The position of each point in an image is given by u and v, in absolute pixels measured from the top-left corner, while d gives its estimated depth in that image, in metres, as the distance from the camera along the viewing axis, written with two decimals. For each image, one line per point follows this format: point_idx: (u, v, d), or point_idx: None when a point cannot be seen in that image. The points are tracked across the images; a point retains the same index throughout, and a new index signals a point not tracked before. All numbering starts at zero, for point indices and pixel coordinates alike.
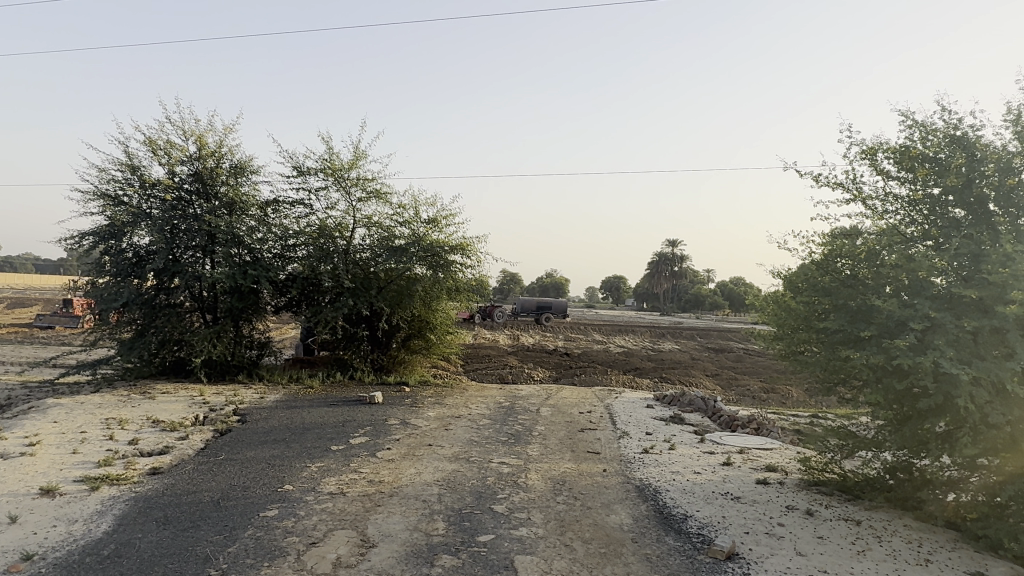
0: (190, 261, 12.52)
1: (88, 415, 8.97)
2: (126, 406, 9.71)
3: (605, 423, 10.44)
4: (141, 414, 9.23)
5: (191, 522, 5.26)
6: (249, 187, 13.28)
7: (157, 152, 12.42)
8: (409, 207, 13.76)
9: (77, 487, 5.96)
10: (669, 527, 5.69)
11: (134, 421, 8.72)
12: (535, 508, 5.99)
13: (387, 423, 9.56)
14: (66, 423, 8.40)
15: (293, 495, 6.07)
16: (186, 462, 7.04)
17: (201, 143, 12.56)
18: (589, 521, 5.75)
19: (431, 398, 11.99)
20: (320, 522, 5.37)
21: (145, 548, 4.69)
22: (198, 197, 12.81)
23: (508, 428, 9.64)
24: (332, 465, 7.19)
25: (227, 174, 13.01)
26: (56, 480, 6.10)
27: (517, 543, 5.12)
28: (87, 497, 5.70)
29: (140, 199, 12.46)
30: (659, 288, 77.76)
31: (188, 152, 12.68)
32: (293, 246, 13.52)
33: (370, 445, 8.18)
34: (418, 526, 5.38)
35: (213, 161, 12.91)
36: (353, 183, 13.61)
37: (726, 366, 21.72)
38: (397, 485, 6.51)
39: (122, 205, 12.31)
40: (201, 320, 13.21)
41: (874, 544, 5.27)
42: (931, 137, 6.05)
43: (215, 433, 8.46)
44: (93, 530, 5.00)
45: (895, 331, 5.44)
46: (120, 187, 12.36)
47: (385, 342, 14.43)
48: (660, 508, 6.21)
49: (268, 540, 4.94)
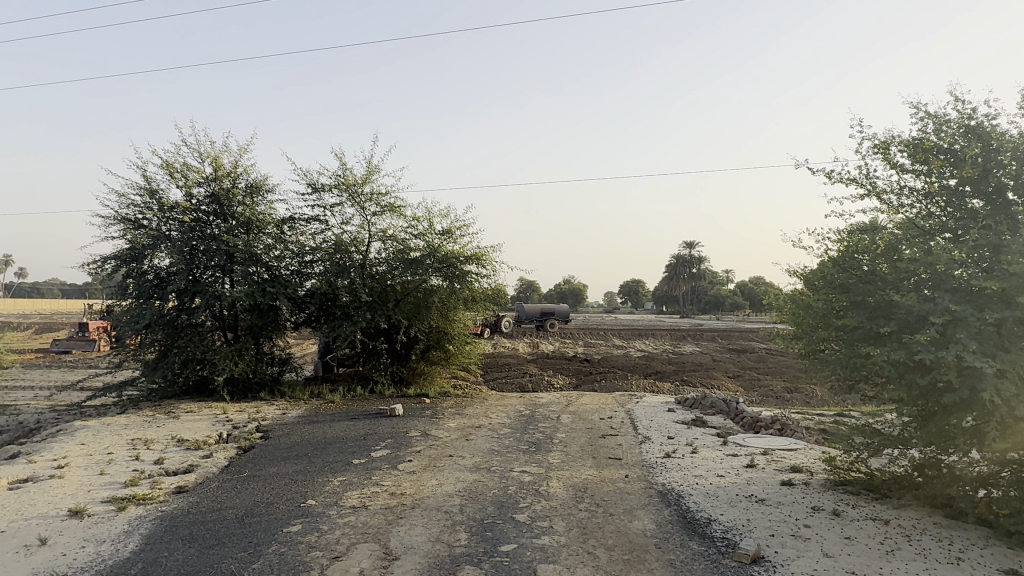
0: (210, 280, 12.70)
1: (115, 436, 9.10)
2: (151, 426, 9.84)
3: (627, 429, 10.37)
4: (166, 433, 9.34)
5: (216, 539, 5.32)
6: (265, 206, 13.43)
7: (175, 175, 12.63)
8: (423, 219, 13.83)
9: (105, 508, 6.04)
10: (693, 531, 5.63)
11: (159, 441, 8.84)
12: (557, 517, 5.96)
13: (408, 435, 9.59)
14: (93, 445, 8.54)
15: (316, 509, 6.11)
16: (211, 480, 7.13)
17: (216, 164, 12.74)
18: (612, 527, 5.71)
19: (451, 409, 12.02)
20: (344, 536, 5.41)
21: (172, 567, 4.75)
22: (216, 217, 12.99)
23: (529, 436, 9.64)
24: (354, 478, 7.23)
25: (243, 194, 13.19)
26: (85, 501, 6.20)
27: (539, 551, 5.11)
28: (114, 518, 5.78)
29: (160, 221, 12.66)
30: (678, 291, 77.17)
31: (204, 174, 12.88)
32: (310, 262, 13.66)
33: (392, 458, 8.21)
34: (440, 537, 5.38)
35: (229, 181, 13.09)
36: (367, 197, 13.73)
37: (749, 367, 21.50)
38: (418, 497, 6.53)
39: (143, 228, 12.52)
40: (222, 339, 13.36)
41: (904, 543, 5.18)
42: (945, 128, 5.97)
43: (239, 450, 8.55)
44: (121, 550, 5.07)
45: (916, 326, 5.35)
46: (139, 212, 12.56)
47: (404, 354, 14.48)
48: (684, 513, 6.15)
49: (292, 556, 4.97)
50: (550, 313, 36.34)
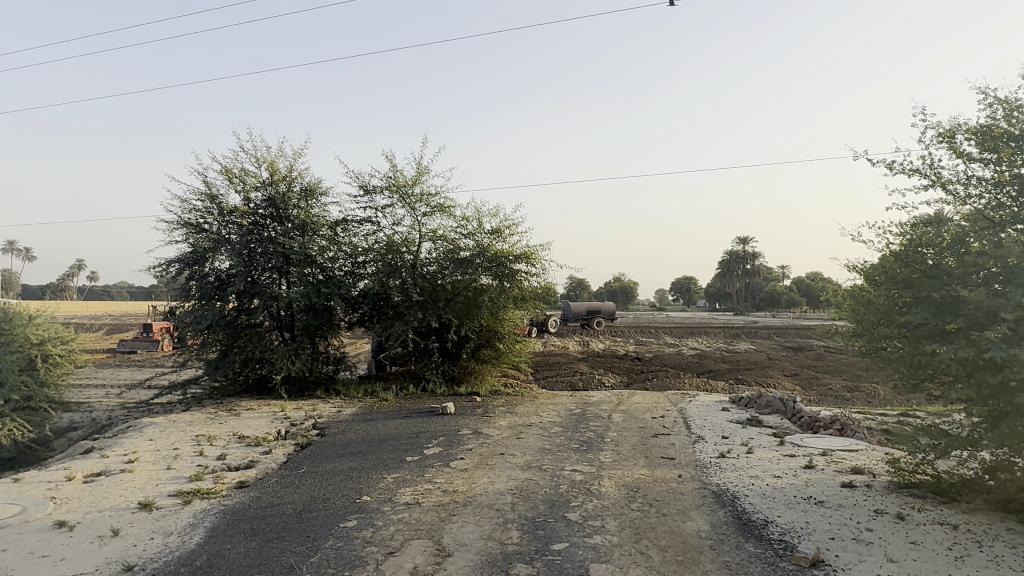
0: (268, 282, 13.08)
1: (180, 433, 9.47)
2: (214, 423, 10.20)
3: (679, 428, 10.23)
4: (228, 430, 9.68)
5: (275, 533, 5.49)
6: (319, 209, 13.76)
7: (234, 180, 13.05)
8: (473, 219, 13.93)
9: (171, 501, 6.30)
10: (748, 533, 5.52)
11: (221, 438, 9.15)
12: (609, 516, 5.93)
13: (459, 433, 9.68)
14: (160, 441, 8.91)
15: (371, 506, 6.23)
16: (270, 475, 7.35)
17: (272, 168, 13.12)
18: (665, 528, 5.65)
19: (502, 407, 12.08)
20: (397, 532, 5.49)
21: (234, 559, 4.92)
22: (272, 220, 13.37)
23: (580, 435, 9.60)
24: (407, 475, 7.34)
25: (298, 197, 13.55)
26: (153, 494, 6.47)
27: (591, 551, 5.09)
28: (180, 511, 6.02)
29: (220, 225, 13.11)
30: (732, 287, 75.61)
31: (261, 178, 13.28)
32: (363, 263, 13.93)
33: (444, 455, 8.30)
34: (492, 535, 5.42)
35: (285, 185, 13.47)
36: (417, 198, 13.91)
37: (806, 365, 20.90)
38: (470, 494, 6.58)
39: (204, 232, 12.99)
40: (280, 338, 13.74)
41: (974, 550, 4.95)
42: (1016, 114, 5.67)
43: (297, 447, 8.78)
44: (187, 542, 5.28)
45: (986, 322, 5.11)
46: (200, 216, 13.04)
47: (455, 353, 14.62)
48: (739, 514, 6.03)
49: (348, 550, 5.09)
50: (596, 312, 36.13)
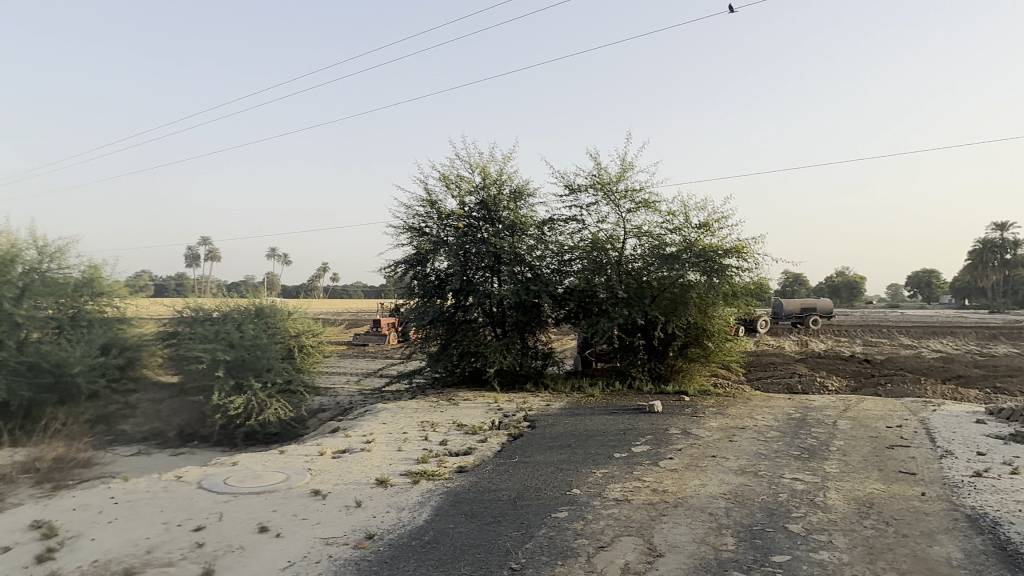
0: (482, 280, 13.87)
1: (408, 419, 10.42)
2: (436, 411, 11.07)
3: (923, 440, 9.07)
4: (448, 418, 10.45)
5: (493, 517, 5.82)
6: (527, 209, 14.31)
7: (450, 186, 14.04)
8: (679, 213, 13.56)
9: (403, 480, 6.97)
10: (1015, 566, 4.74)
11: (443, 425, 9.92)
12: (837, 532, 5.44)
13: (668, 432, 9.49)
14: (392, 425, 9.89)
15: (581, 499, 6.35)
16: (487, 462, 7.81)
17: (484, 173, 13.90)
18: (906, 550, 5.05)
19: (712, 408, 11.62)
20: (607, 527, 5.54)
21: (457, 538, 5.30)
22: (484, 222, 14.18)
23: (801, 442, 8.92)
24: (616, 472, 7.36)
25: (507, 200, 14.23)
26: (388, 472, 7.20)
27: (817, 567, 4.71)
28: (411, 489, 6.62)
29: (439, 229, 14.19)
30: (987, 281, 65.28)
31: (474, 183, 14.14)
32: (569, 261, 14.20)
33: (652, 454, 8.20)
34: (706, 539, 5.24)
35: (495, 188, 14.25)
36: (621, 195, 13.87)
37: None
38: (681, 495, 6.43)
39: (426, 235, 14.15)
40: (493, 333, 14.51)
41: None
42: None
43: (510, 437, 9.23)
44: (417, 517, 5.80)
45: None
46: (423, 221, 14.23)
47: (661, 351, 14.34)
48: (1003, 543, 5.20)
49: (560, 540, 5.24)
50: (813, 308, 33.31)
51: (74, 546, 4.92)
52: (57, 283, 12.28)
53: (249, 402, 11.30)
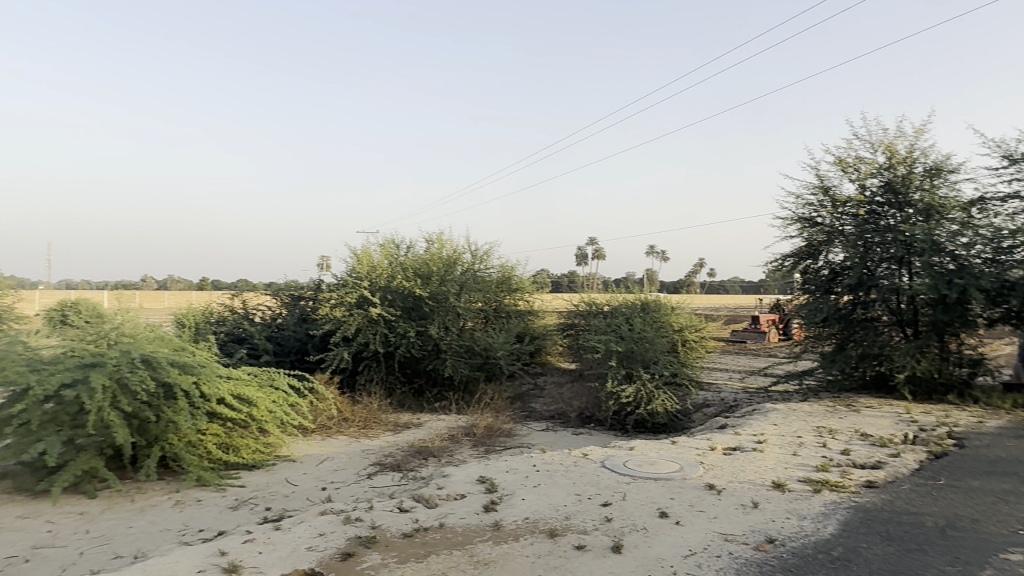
0: (887, 273, 12.21)
1: (802, 422, 9.76)
2: (834, 417, 10.15)
3: None
4: (850, 425, 9.49)
5: (916, 545, 5.08)
6: (948, 188, 12.12)
7: (848, 169, 12.70)
8: None
9: (802, 486, 6.55)
10: None
11: (844, 432, 9.04)
12: None
13: None
14: (785, 427, 9.39)
15: None
16: (903, 481, 6.85)
17: (891, 151, 12.21)
18: None
19: None
20: None
21: (872, 560, 4.77)
22: (891, 207, 12.47)
23: None
24: None
25: (922, 179, 12.27)
26: (785, 476, 6.86)
27: None
28: (811, 498, 6.19)
29: (834, 218, 12.94)
30: None
31: (878, 164, 12.56)
32: (1009, 247, 11.54)
33: None
34: None
35: (905, 167, 12.43)
36: None
37: None
38: None
39: (818, 226, 13.07)
40: (902, 334, 12.65)
41: None
42: None
43: (931, 455, 7.94)
44: (822, 529, 5.39)
45: None
46: (814, 210, 13.16)
47: None
48: None
49: None
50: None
51: (511, 502, 5.84)
52: (485, 280, 14.76)
53: (639, 392, 11.82)
